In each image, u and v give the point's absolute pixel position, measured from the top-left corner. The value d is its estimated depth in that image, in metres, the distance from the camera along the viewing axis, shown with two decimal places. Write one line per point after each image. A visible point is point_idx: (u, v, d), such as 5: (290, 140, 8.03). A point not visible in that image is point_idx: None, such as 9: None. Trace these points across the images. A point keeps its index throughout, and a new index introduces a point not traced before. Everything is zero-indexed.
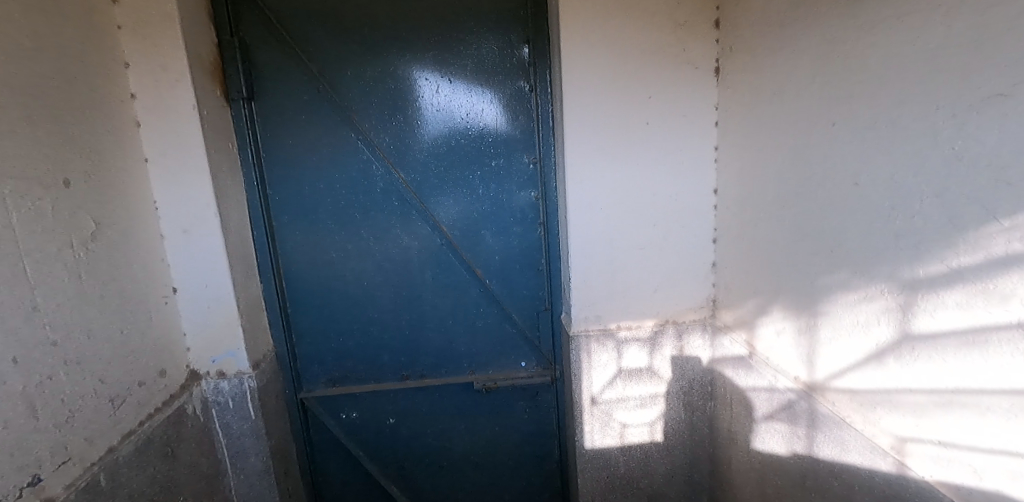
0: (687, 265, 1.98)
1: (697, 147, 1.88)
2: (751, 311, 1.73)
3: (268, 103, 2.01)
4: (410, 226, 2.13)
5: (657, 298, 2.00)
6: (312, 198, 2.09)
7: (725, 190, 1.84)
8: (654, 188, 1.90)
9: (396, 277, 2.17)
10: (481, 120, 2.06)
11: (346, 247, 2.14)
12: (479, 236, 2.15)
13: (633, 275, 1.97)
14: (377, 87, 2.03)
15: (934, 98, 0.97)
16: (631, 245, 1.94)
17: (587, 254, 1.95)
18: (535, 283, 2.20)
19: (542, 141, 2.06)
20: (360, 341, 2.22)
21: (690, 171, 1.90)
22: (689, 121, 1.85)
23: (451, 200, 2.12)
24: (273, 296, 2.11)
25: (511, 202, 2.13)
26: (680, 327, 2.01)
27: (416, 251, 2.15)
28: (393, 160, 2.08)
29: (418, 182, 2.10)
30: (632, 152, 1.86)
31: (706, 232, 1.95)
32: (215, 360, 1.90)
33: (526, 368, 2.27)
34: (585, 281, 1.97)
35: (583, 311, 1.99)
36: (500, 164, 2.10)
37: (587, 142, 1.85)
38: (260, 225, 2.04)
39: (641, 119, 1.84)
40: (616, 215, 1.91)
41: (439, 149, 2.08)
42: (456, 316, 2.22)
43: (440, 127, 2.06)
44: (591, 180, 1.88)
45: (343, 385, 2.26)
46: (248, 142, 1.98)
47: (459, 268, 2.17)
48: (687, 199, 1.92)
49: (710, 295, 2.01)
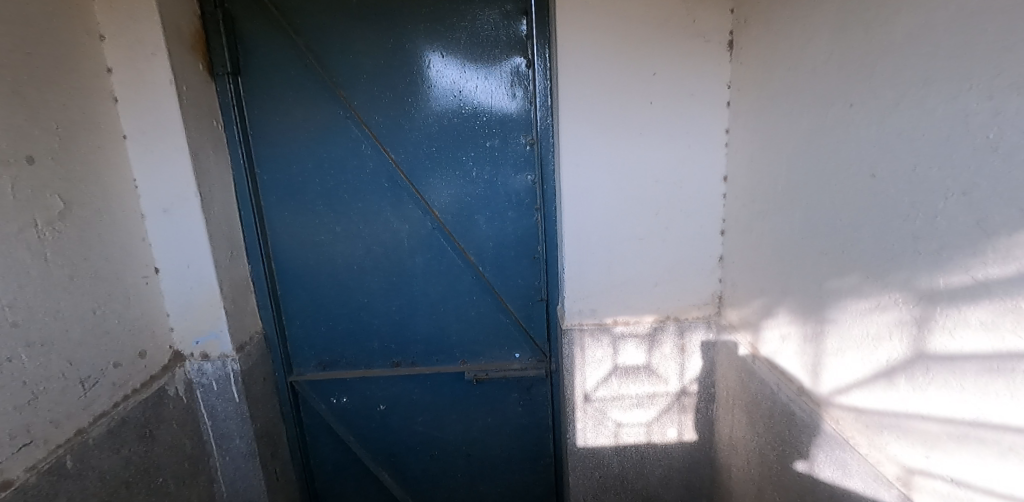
0: (692, 258, 1.83)
1: (706, 130, 1.71)
2: (757, 312, 1.58)
3: (254, 78, 1.93)
4: (401, 209, 2.04)
5: (657, 292, 1.86)
6: (300, 178, 2.02)
7: (736, 177, 1.67)
8: (657, 174, 1.75)
9: (386, 263, 2.09)
10: (475, 97, 1.93)
11: (334, 230, 2.06)
12: (472, 221, 2.04)
13: (632, 268, 1.84)
14: (365, 62, 1.92)
15: (968, 75, 0.80)
16: (630, 236, 1.81)
17: (582, 245, 1.82)
18: (530, 272, 2.09)
19: (540, 121, 1.93)
20: (349, 327, 2.17)
21: (697, 156, 1.73)
22: (697, 99, 1.68)
23: (444, 183, 2.01)
24: (261, 278, 2.06)
25: (506, 186, 2.01)
26: (681, 325, 1.87)
27: (407, 236, 2.06)
28: (383, 139, 1.98)
29: (409, 163, 1.99)
30: (633, 134, 1.71)
31: (714, 222, 1.79)
32: (199, 342, 1.88)
33: (520, 360, 2.17)
34: (579, 273, 1.85)
35: (577, 304, 1.87)
36: (496, 145, 1.97)
37: (584, 123, 1.70)
38: (246, 206, 1.99)
39: (644, 98, 1.68)
40: (614, 203, 1.77)
41: (431, 129, 1.96)
42: (448, 304, 2.13)
43: (432, 105, 1.95)
44: (588, 165, 1.74)
45: (333, 369, 2.22)
46: (233, 118, 1.90)
47: (450, 254, 2.07)
48: (693, 187, 1.76)
49: (715, 292, 1.85)
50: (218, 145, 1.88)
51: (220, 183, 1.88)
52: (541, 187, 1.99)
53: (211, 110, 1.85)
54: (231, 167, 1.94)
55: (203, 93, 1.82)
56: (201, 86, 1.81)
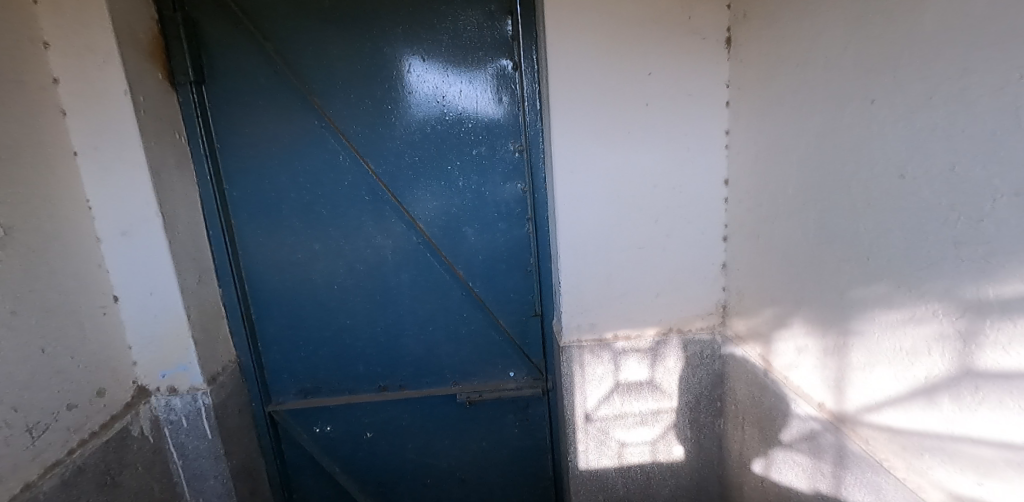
0: (694, 267, 1.74)
1: (705, 131, 1.62)
2: (768, 323, 1.49)
3: (220, 87, 1.79)
4: (383, 223, 1.91)
5: (659, 304, 1.77)
6: (274, 193, 1.88)
7: (739, 179, 1.58)
8: (655, 179, 1.65)
9: (369, 281, 1.95)
10: (459, 103, 1.82)
11: (312, 248, 1.92)
12: (460, 233, 1.92)
13: (632, 278, 1.74)
14: (341, 68, 1.79)
15: (1019, 62, 0.72)
16: (629, 245, 1.71)
17: (579, 256, 1.71)
18: (524, 285, 1.97)
19: (529, 127, 1.82)
20: (331, 350, 2.02)
21: (697, 159, 1.65)
22: (695, 100, 1.60)
23: (429, 194, 1.89)
24: (233, 302, 1.91)
25: (495, 196, 1.89)
26: (685, 337, 1.78)
27: (390, 251, 1.93)
28: (362, 150, 1.85)
29: (391, 174, 1.87)
30: (629, 138, 1.62)
31: (716, 228, 1.70)
32: (166, 375, 1.72)
33: (515, 379, 2.05)
34: (576, 286, 1.74)
35: (575, 318, 1.76)
36: (483, 153, 1.86)
37: (577, 128, 1.60)
38: (215, 225, 1.84)
39: (640, 100, 1.59)
40: (611, 211, 1.68)
41: (414, 137, 1.84)
42: (437, 322, 2.00)
43: (414, 113, 1.83)
44: (582, 172, 1.64)
45: (315, 396, 2.07)
46: (198, 131, 1.76)
47: (438, 270, 1.95)
48: (694, 191, 1.67)
49: (719, 301, 1.77)
50: (182, 160, 1.73)
51: (186, 201, 1.73)
52: (532, 195, 1.88)
53: (173, 122, 1.71)
54: (197, 184, 1.80)
55: (164, 104, 1.67)
56: (162, 96, 1.66)
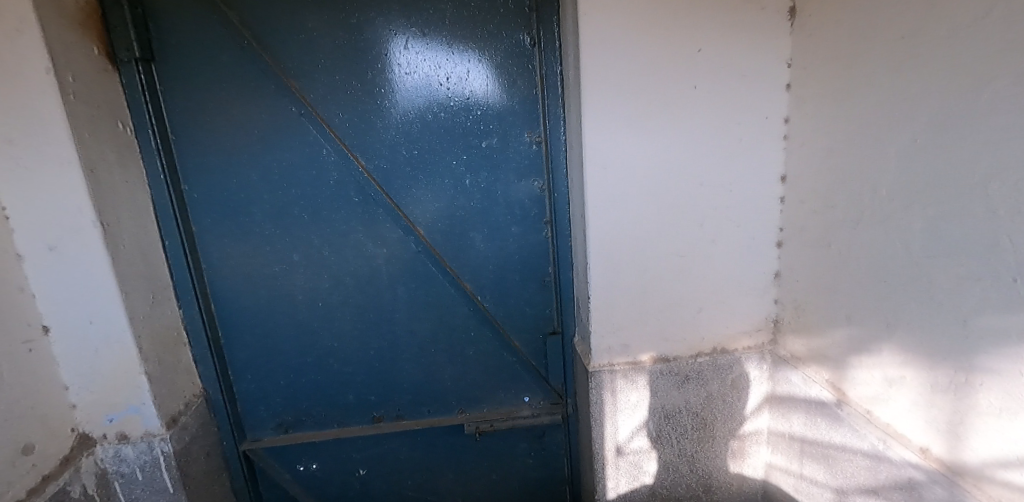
0: (743, 277, 1.50)
1: (760, 120, 1.39)
2: (843, 346, 1.27)
3: (174, 66, 1.47)
4: (375, 229, 1.62)
5: (702, 321, 1.52)
6: (243, 195, 1.57)
7: (802, 176, 1.36)
8: (702, 176, 1.41)
9: (359, 297, 1.67)
10: (466, 86, 1.54)
11: (292, 258, 1.63)
12: (467, 239, 1.65)
13: (672, 292, 1.49)
14: (323, 43, 1.49)
15: None
16: (669, 253, 1.46)
17: (610, 266, 1.46)
18: (539, 298, 1.71)
19: (549, 115, 1.55)
20: (317, 377, 1.73)
21: (750, 153, 1.41)
22: (751, 82, 1.36)
23: (430, 194, 1.60)
24: (196, 325, 1.61)
25: (508, 195, 1.62)
26: (730, 358, 1.55)
27: (384, 262, 1.64)
28: (350, 142, 1.55)
29: (384, 171, 1.58)
30: (673, 128, 1.37)
31: (769, 233, 1.47)
32: (114, 419, 1.41)
33: (531, 405, 1.79)
34: (608, 301, 1.48)
35: (606, 340, 1.51)
36: (494, 145, 1.58)
37: (613, 115, 1.34)
38: (171, 233, 1.53)
39: (687, 82, 1.34)
40: (648, 213, 1.43)
41: (412, 127, 1.56)
42: (440, 343, 1.73)
43: (412, 98, 1.54)
44: (617, 168, 1.38)
45: (297, 430, 1.78)
46: (147, 119, 1.45)
47: (440, 282, 1.67)
48: (745, 190, 1.43)
49: (769, 315, 1.54)
50: (127, 155, 1.41)
51: (133, 205, 1.41)
52: (550, 195, 1.62)
53: (114, 109, 1.38)
54: (147, 184, 1.48)
55: (103, 85, 1.34)
56: (99, 75, 1.33)
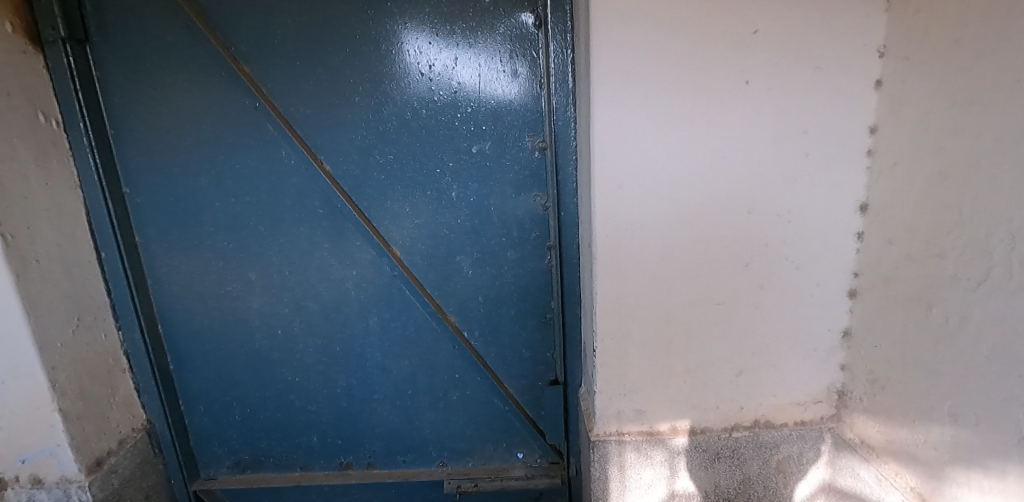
0: (801, 334, 1.15)
1: (836, 128, 1.03)
2: (942, 450, 0.91)
3: (112, 48, 1.25)
4: (343, 248, 1.35)
5: (743, 386, 1.18)
6: (192, 201, 1.34)
7: (893, 207, 0.99)
8: (751, 201, 1.06)
9: (325, 327, 1.41)
10: (454, 78, 1.24)
11: (247, 278, 1.38)
12: (452, 264, 1.36)
13: (703, 348, 1.15)
14: (283, 23, 1.23)
15: None
16: (702, 299, 1.12)
17: (624, 314, 1.13)
18: (539, 338, 1.41)
19: (556, 115, 1.24)
20: (276, 414, 1.49)
21: (819, 174, 1.05)
22: (826, 78, 1.00)
23: (408, 208, 1.32)
24: (138, 349, 1.39)
25: (503, 213, 1.32)
26: (776, 435, 1.20)
27: (354, 286, 1.38)
28: (313, 142, 1.29)
29: (353, 179, 1.30)
30: (714, 137, 1.02)
31: (839, 279, 1.11)
32: (27, 459, 1.21)
33: (525, 462, 1.50)
34: (619, 356, 1.16)
35: (615, 403, 1.19)
36: (487, 151, 1.28)
37: (633, 119, 1.01)
38: (108, 243, 1.31)
39: (737, 76, 1.00)
40: (678, 247, 1.08)
41: (387, 127, 1.27)
42: (418, 384, 1.45)
43: (387, 91, 1.26)
44: (637, 187, 1.05)
45: (256, 471, 1.55)
46: (77, 110, 1.23)
47: (419, 314, 1.39)
48: (809, 221, 1.08)
49: (833, 384, 1.18)
50: (49, 153, 1.20)
51: (55, 212, 1.21)
52: (555, 214, 1.31)
53: (35, 99, 1.17)
54: (79, 186, 1.27)
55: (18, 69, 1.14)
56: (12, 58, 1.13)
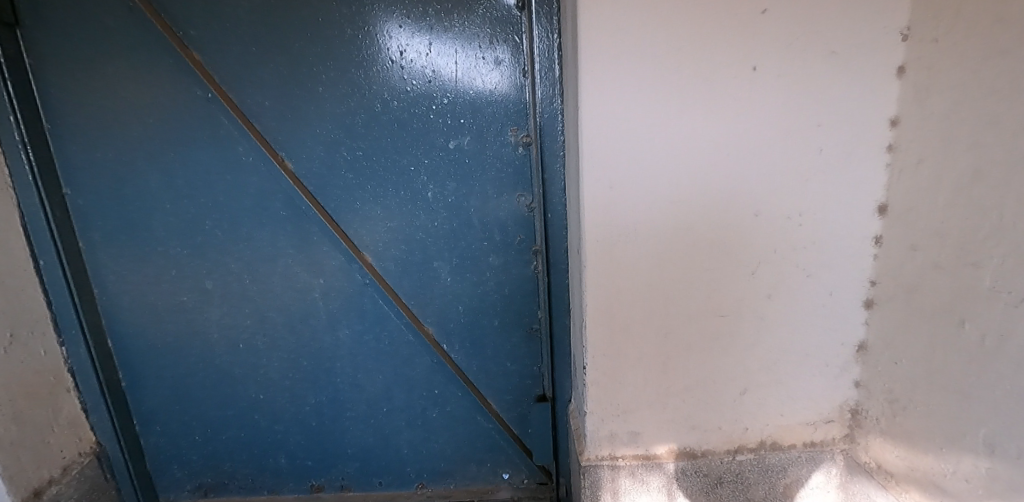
0: (811, 348, 1.04)
1: (854, 120, 0.92)
2: (976, 484, 0.81)
3: (44, 32, 1.11)
4: (309, 254, 1.23)
5: (748, 405, 1.07)
6: (141, 203, 1.21)
7: (918, 210, 0.88)
8: (758, 202, 0.95)
9: (291, 340, 1.29)
10: (428, 66, 1.12)
11: (204, 288, 1.26)
12: (429, 271, 1.24)
13: (704, 365, 1.04)
14: (237, 5, 1.10)
15: None
16: (703, 311, 1.01)
17: (617, 328, 1.01)
18: (524, 351, 1.29)
19: (541, 107, 1.12)
20: (240, 434, 1.37)
21: (833, 171, 0.94)
22: (844, 64, 0.89)
23: (379, 210, 1.20)
24: (84, 365, 1.27)
25: (484, 215, 1.20)
26: (783, 458, 1.10)
27: (322, 296, 1.26)
28: (273, 138, 1.16)
29: (318, 178, 1.18)
30: (717, 130, 0.91)
31: (855, 288, 1.00)
32: None
33: (511, 483, 1.39)
34: (612, 373, 1.05)
35: (607, 425, 1.08)
36: (465, 147, 1.16)
37: (627, 110, 0.89)
38: (45, 250, 1.18)
39: (743, 62, 0.88)
40: (676, 254, 0.97)
41: (355, 121, 1.15)
42: (394, 401, 1.33)
43: (354, 80, 1.13)
44: (631, 188, 0.93)
45: (219, 495, 1.43)
46: (5, 101, 1.10)
47: (394, 325, 1.27)
48: (821, 224, 0.97)
49: (847, 402, 1.08)
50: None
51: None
52: (541, 215, 1.19)
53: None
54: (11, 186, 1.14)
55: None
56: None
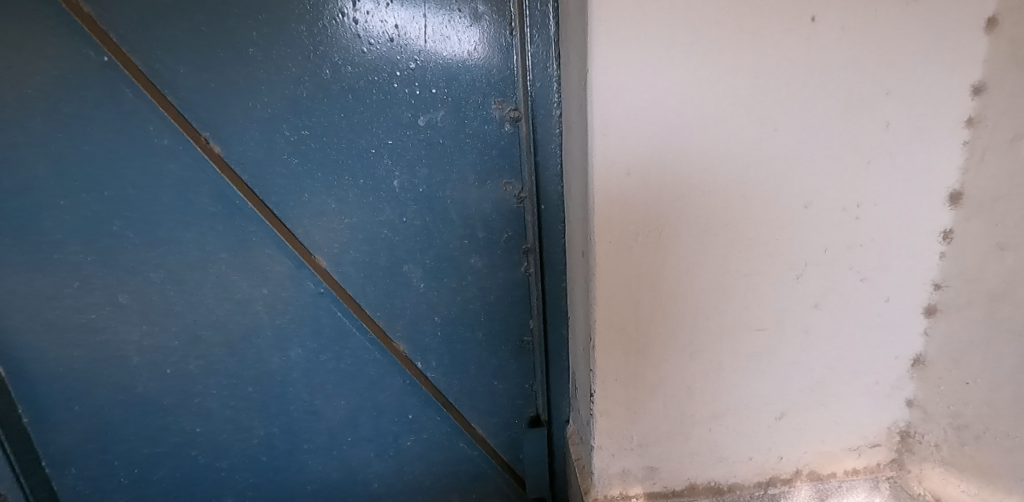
0: (860, 363, 0.87)
1: (929, 87, 0.73)
2: None
3: None
4: (247, 260, 1.00)
5: (783, 431, 0.90)
6: (24, 199, 0.94)
7: (1007, 199, 0.71)
8: (810, 191, 0.76)
9: (231, 362, 1.06)
10: (389, 21, 0.87)
11: (117, 304, 1.01)
12: (399, 276, 1.03)
13: (736, 388, 0.86)
14: None
15: None
16: (737, 326, 0.83)
17: (632, 348, 0.82)
18: (514, 366, 1.10)
19: (532, 73, 0.90)
20: (176, 474, 1.14)
21: (901, 152, 0.75)
22: (923, 14, 0.70)
23: (334, 204, 0.97)
24: None
25: (464, 208, 0.99)
26: (822, 489, 0.94)
27: (265, 310, 1.03)
28: (193, 114, 0.91)
29: (255, 166, 0.94)
30: (764, 99, 0.71)
31: (916, 292, 0.83)
32: None
33: None
34: (625, 402, 0.86)
35: (618, 461, 0.90)
36: (439, 125, 0.94)
37: (651, 74, 0.68)
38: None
39: (799, 10, 0.68)
40: (706, 258, 0.78)
41: (296, 92, 0.90)
42: (361, 428, 1.13)
43: (294, 39, 0.88)
44: (655, 175, 0.73)
45: None
46: None
47: (358, 343, 1.06)
48: (883, 217, 0.79)
49: (897, 424, 0.92)
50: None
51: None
52: (533, 207, 0.99)
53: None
54: None
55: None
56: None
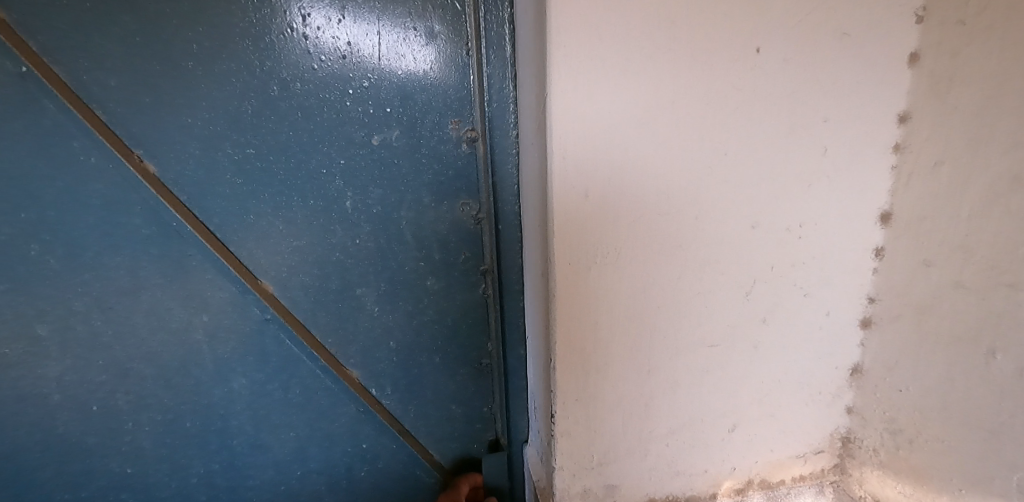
0: (804, 375, 0.91)
1: (861, 115, 0.78)
2: None
3: None
4: (184, 286, 0.94)
5: (736, 444, 0.93)
6: None
7: (930, 220, 0.77)
8: (756, 212, 0.79)
9: (166, 395, 0.99)
10: (341, 37, 0.84)
11: (35, 337, 0.92)
12: (351, 298, 0.99)
13: (691, 403, 0.89)
14: None
15: None
16: (691, 343, 0.85)
17: (592, 369, 0.83)
18: (472, 386, 1.10)
19: (489, 94, 0.89)
20: None
21: (836, 176, 0.80)
22: (854, 48, 0.74)
23: (283, 226, 0.93)
24: None
25: (419, 229, 0.97)
26: (772, 497, 0.98)
27: (208, 337, 0.97)
28: (123, 130, 0.84)
29: (197, 186, 0.88)
30: (713, 125, 0.73)
31: (853, 307, 0.88)
32: None
33: None
34: (586, 422, 0.86)
35: (580, 481, 0.90)
36: (394, 145, 0.91)
37: (606, 99, 0.69)
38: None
39: (744, 41, 0.71)
40: (661, 278, 0.80)
41: (238, 108, 0.85)
42: (310, 459, 1.08)
43: (238, 53, 0.83)
44: (611, 198, 0.74)
45: None
46: None
47: (307, 370, 1.02)
48: (822, 236, 0.83)
49: (839, 431, 0.97)
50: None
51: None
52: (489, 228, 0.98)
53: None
54: None
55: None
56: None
